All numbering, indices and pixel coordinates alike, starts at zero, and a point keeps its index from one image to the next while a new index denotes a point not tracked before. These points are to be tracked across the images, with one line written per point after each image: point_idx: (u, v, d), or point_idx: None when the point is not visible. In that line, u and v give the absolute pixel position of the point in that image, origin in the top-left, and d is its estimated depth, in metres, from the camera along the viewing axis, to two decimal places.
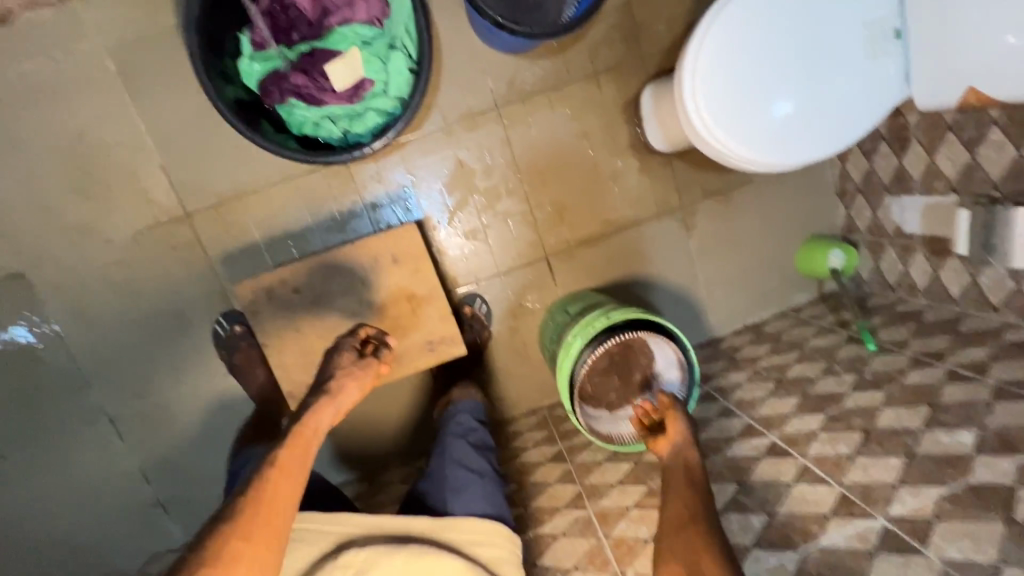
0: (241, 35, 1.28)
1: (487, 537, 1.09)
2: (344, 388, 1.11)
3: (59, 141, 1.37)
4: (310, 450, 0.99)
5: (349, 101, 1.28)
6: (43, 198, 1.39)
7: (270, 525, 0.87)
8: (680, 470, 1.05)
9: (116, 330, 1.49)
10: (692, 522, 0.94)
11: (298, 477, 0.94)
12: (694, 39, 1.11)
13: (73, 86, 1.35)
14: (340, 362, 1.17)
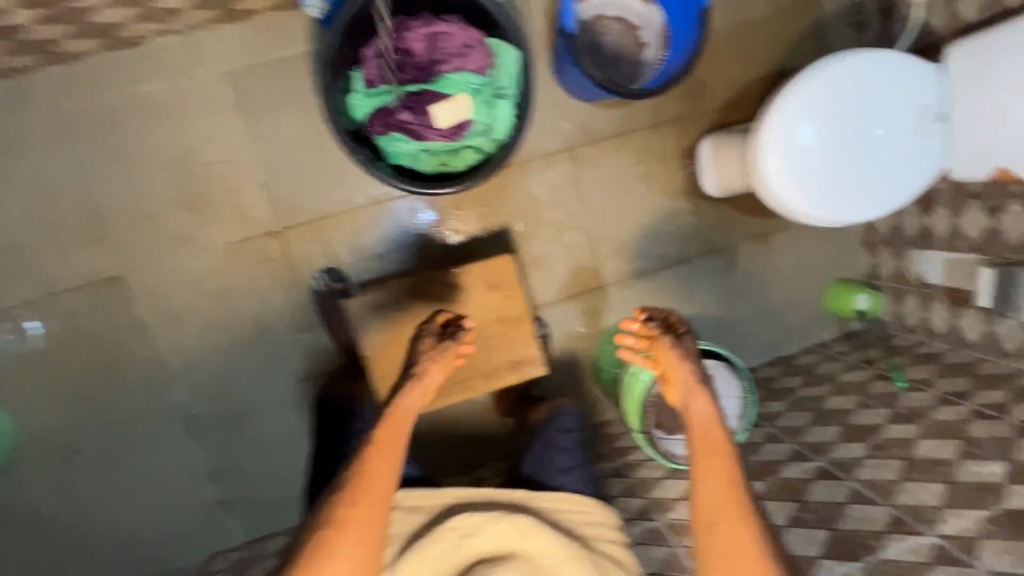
0: (354, 73, 1.40)
1: (576, 510, 1.23)
2: (432, 374, 1.21)
3: (169, 157, 1.47)
4: (404, 429, 1.12)
5: (450, 138, 1.39)
6: (148, 208, 1.48)
7: (374, 493, 1.02)
8: (701, 419, 1.12)
9: (201, 334, 1.57)
10: (725, 471, 1.05)
11: (395, 453, 1.08)
12: (791, 83, 1.24)
13: (188, 107, 1.45)
14: (426, 349, 1.25)
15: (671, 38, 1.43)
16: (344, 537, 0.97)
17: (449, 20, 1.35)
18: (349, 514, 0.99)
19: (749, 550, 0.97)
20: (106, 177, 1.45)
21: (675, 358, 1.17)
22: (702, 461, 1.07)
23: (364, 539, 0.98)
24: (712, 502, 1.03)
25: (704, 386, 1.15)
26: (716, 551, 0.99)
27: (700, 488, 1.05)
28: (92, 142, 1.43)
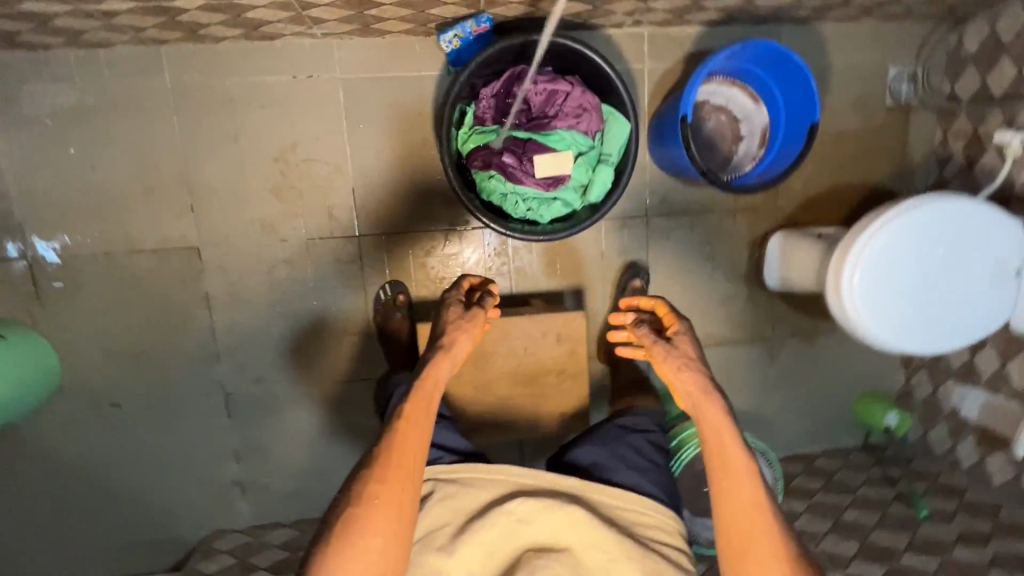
0: (467, 108, 1.47)
1: (638, 510, 1.19)
2: (457, 346, 1.25)
3: (272, 146, 1.52)
4: (428, 399, 1.16)
5: (545, 188, 1.45)
6: (241, 191, 1.54)
7: (403, 465, 1.05)
8: (712, 427, 1.11)
9: (260, 318, 1.61)
10: (739, 485, 1.05)
11: (421, 426, 1.12)
12: (885, 212, 1.29)
13: (301, 104, 1.51)
14: (452, 321, 1.30)
15: (773, 138, 1.47)
16: (376, 510, 1.00)
17: (571, 79, 1.41)
18: (382, 491, 1.02)
19: (778, 562, 0.99)
20: (210, 152, 1.51)
21: (670, 360, 1.17)
22: (721, 475, 1.07)
23: (396, 515, 1.01)
24: (737, 516, 1.03)
25: (708, 393, 1.14)
26: (745, 563, 1.00)
27: (722, 502, 1.05)
28: (206, 120, 1.49)
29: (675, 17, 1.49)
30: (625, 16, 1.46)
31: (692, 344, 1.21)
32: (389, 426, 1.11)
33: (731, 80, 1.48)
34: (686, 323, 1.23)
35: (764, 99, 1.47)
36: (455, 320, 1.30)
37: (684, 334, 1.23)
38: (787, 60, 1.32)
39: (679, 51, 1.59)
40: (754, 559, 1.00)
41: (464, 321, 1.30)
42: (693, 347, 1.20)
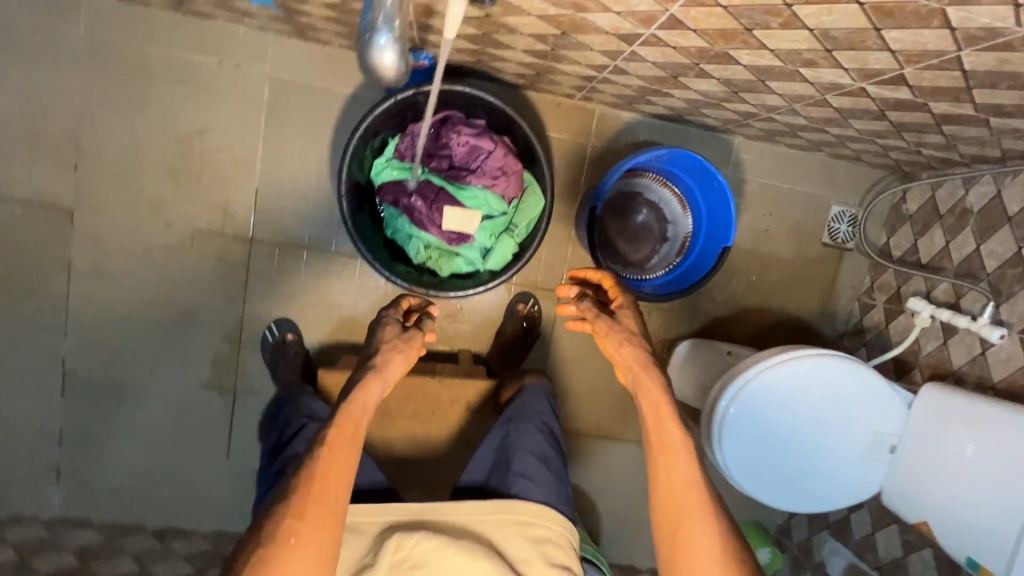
0: (391, 139, 1.38)
1: (535, 557, 1.04)
2: (387, 374, 1.13)
3: (180, 125, 1.42)
4: (358, 423, 1.04)
5: (448, 241, 1.38)
6: (135, 163, 1.43)
7: (324, 493, 0.92)
8: (652, 400, 1.06)
9: (122, 299, 1.48)
10: (683, 474, 0.99)
11: (348, 453, 0.99)
12: (769, 355, 1.21)
13: (221, 90, 1.42)
14: (385, 349, 1.17)
15: (691, 248, 1.41)
16: (287, 552, 0.85)
17: (499, 138, 1.34)
18: (296, 524, 0.88)
19: (708, 536, 0.94)
20: (110, 115, 1.40)
21: (607, 326, 1.14)
22: (659, 450, 1.02)
23: (318, 556, 0.87)
24: (670, 490, 0.99)
25: (647, 367, 1.10)
26: (677, 541, 0.95)
27: (659, 477, 1.00)
28: (114, 82, 1.39)
29: (624, 104, 1.45)
30: (572, 90, 1.42)
31: (636, 319, 1.17)
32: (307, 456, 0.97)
33: (664, 181, 1.44)
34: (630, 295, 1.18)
35: (692, 208, 1.41)
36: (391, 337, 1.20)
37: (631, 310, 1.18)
38: (710, 177, 1.28)
39: (626, 137, 1.55)
40: (686, 534, 0.95)
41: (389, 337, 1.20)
42: (635, 323, 1.17)
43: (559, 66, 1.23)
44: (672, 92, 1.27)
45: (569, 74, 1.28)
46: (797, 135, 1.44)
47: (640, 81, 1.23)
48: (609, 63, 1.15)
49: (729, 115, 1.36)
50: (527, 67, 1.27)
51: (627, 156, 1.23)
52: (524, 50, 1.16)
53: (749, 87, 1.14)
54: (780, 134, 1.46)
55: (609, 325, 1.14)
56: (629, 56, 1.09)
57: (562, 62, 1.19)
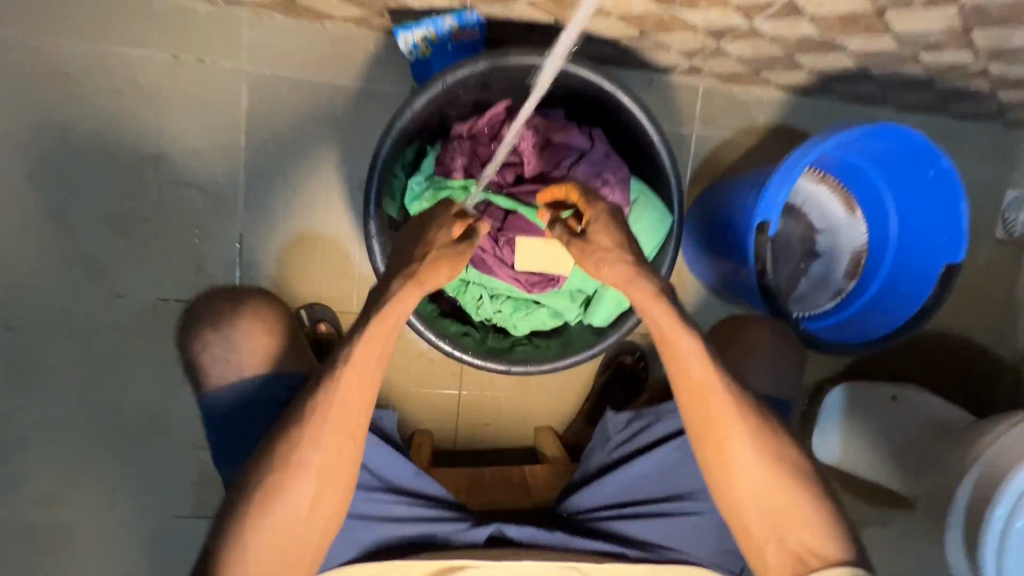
0: (430, 149, 0.97)
1: None
2: (385, 322, 0.70)
3: (123, 153, 0.99)
4: (348, 389, 0.70)
5: (524, 287, 0.95)
6: (63, 213, 1.00)
7: (325, 474, 0.71)
8: (668, 343, 0.77)
9: (62, 405, 1.04)
10: (714, 400, 0.78)
11: (337, 429, 0.70)
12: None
13: (178, 97, 0.99)
14: (398, 289, 0.69)
15: (871, 268, 0.98)
16: (284, 519, 0.70)
17: (589, 131, 0.92)
18: (286, 515, 0.70)
19: (759, 464, 0.79)
20: (20, 147, 0.97)
21: (602, 237, 0.74)
22: (688, 390, 0.79)
23: (320, 519, 0.72)
24: (712, 432, 0.79)
25: (636, 271, 0.75)
26: (708, 457, 0.81)
27: (693, 419, 0.79)
28: (23, 101, 0.96)
29: (749, 72, 1.03)
30: (679, 58, 1.00)
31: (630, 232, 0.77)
32: (280, 435, 0.70)
33: (822, 174, 0.99)
34: (600, 205, 0.74)
35: (864, 210, 1.00)
36: (441, 247, 0.69)
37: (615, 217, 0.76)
38: (919, 167, 0.85)
39: (742, 120, 1.14)
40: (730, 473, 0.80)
41: (416, 271, 0.69)
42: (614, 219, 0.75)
43: (685, 15, 0.81)
44: (848, 43, 0.86)
45: (692, 29, 0.86)
46: (995, 95, 1.02)
47: (809, 27, 0.81)
48: None
49: (915, 73, 0.94)
50: (630, 22, 0.85)
51: (811, 145, 0.80)
52: None
53: (1012, 13, 0.71)
54: (969, 97, 1.05)
55: (582, 256, 0.76)
56: None
57: (697, 3, 0.77)
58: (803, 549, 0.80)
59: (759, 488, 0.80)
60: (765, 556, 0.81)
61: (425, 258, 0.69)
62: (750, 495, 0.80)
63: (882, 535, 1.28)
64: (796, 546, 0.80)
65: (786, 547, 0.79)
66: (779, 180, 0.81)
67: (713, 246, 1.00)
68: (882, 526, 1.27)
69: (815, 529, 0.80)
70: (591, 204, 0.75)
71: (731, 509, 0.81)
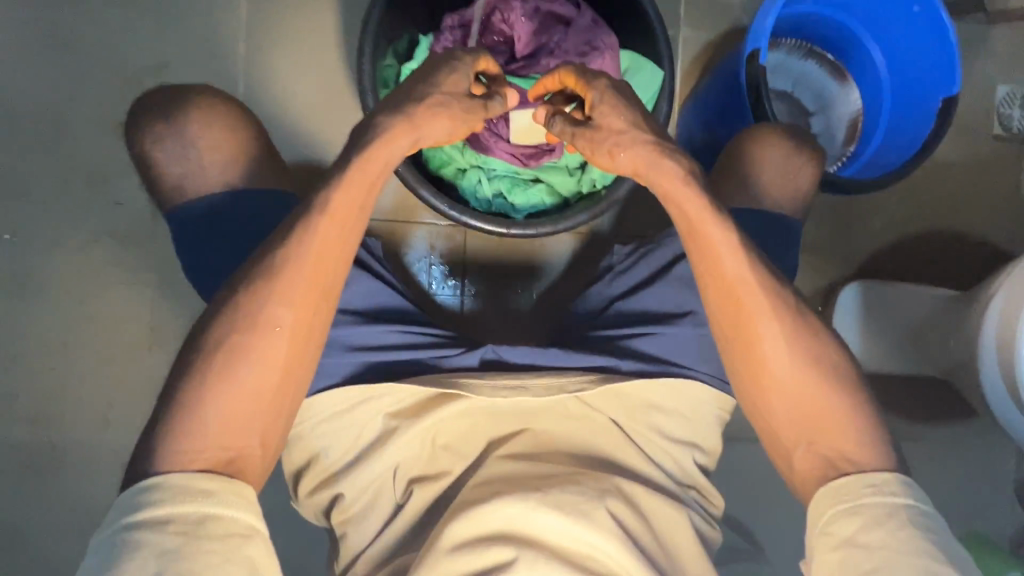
0: (423, 39, 0.99)
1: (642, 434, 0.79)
2: (369, 168, 0.68)
3: (128, 65, 1.03)
4: (324, 241, 0.67)
5: (521, 161, 0.95)
6: (70, 124, 1.03)
7: (291, 338, 0.66)
8: (698, 232, 0.71)
9: (60, 317, 1.03)
10: (753, 293, 0.70)
11: (310, 279, 0.67)
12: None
13: (181, 12, 1.03)
14: (390, 123, 0.68)
15: (868, 130, 1.00)
16: (237, 394, 0.64)
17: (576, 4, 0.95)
18: (246, 380, 0.64)
19: (798, 362, 0.70)
20: (32, 62, 1.02)
21: (618, 116, 0.70)
22: (721, 275, 0.71)
23: (273, 403, 0.66)
24: (741, 322, 0.71)
25: (666, 155, 0.71)
26: (747, 364, 0.72)
27: (719, 304, 0.72)
28: (39, 18, 1.01)
29: None
30: None
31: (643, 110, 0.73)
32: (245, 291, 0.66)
33: (808, 49, 1.02)
34: (600, 84, 0.70)
35: (854, 80, 1.02)
36: (450, 96, 0.70)
37: (625, 96, 0.72)
38: (904, 5, 0.88)
39: (724, 22, 1.17)
40: (764, 365, 0.71)
41: (410, 108, 0.68)
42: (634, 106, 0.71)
43: None
44: None
45: None
46: None
47: None
48: None
49: None
50: None
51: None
52: None
53: None
54: None
55: (593, 148, 0.73)
56: None
57: None
58: (837, 457, 0.69)
59: (792, 383, 0.70)
60: (793, 461, 0.71)
61: (421, 98, 0.69)
62: (785, 397, 0.71)
63: (915, 449, 1.19)
64: (831, 455, 0.69)
65: (817, 451, 0.69)
66: (765, 10, 0.88)
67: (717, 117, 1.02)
68: (911, 438, 1.20)
69: (853, 439, 0.69)
70: (602, 88, 0.71)
71: (762, 408, 0.72)
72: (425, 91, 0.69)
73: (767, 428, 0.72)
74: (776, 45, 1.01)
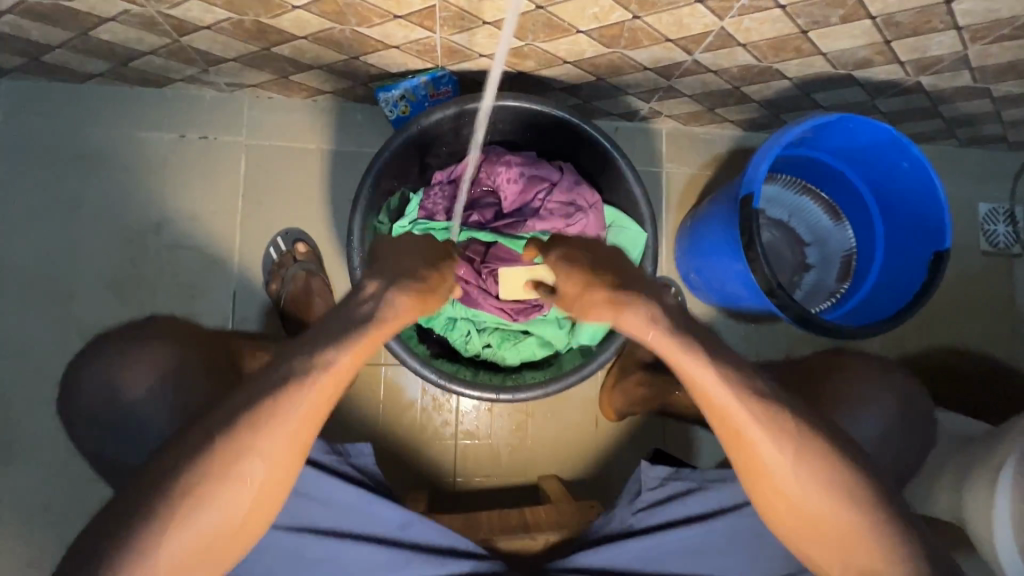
0: (412, 195, 1.01)
1: None
2: (362, 347, 0.60)
3: (129, 223, 1.06)
4: (298, 424, 0.58)
5: (509, 314, 0.97)
6: (65, 282, 1.04)
7: (267, 487, 0.59)
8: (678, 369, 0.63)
9: (44, 477, 1.00)
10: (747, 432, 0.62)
11: (278, 458, 0.58)
12: None
13: (182, 171, 1.08)
14: (401, 303, 0.62)
15: (862, 268, 0.99)
16: (204, 544, 0.57)
17: (562, 163, 0.99)
18: (204, 528, 0.57)
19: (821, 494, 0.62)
20: (32, 224, 1.04)
21: (580, 291, 0.67)
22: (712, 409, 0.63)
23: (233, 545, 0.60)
24: (740, 451, 0.64)
25: (630, 303, 0.63)
26: (756, 487, 0.65)
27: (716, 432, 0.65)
28: (39, 182, 1.04)
29: (705, 109, 1.12)
30: (639, 100, 1.09)
31: (604, 267, 0.68)
32: (188, 471, 0.56)
33: (803, 185, 1.04)
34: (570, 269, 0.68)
35: (848, 216, 1.02)
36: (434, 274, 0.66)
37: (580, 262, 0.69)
38: (893, 159, 0.87)
39: (705, 155, 1.21)
40: (774, 491, 0.64)
41: (421, 290, 0.64)
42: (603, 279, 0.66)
43: (631, 55, 0.90)
44: (785, 69, 0.94)
45: (643, 68, 0.95)
46: (936, 112, 1.10)
47: (746, 55, 0.90)
48: (712, 27, 0.82)
49: (855, 94, 1.01)
50: (584, 67, 0.95)
51: (789, 127, 0.82)
52: (592, 32, 0.84)
53: (919, 25, 0.80)
54: (914, 115, 1.11)
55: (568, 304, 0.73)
56: (748, 3, 0.76)
57: (640, 43, 0.87)
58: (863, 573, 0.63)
59: (806, 507, 0.63)
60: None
61: (428, 281, 0.65)
62: (805, 522, 0.64)
63: None
64: (862, 570, 0.63)
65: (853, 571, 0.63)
66: (758, 158, 0.85)
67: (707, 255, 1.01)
68: None
69: (879, 552, 0.62)
70: (575, 267, 0.68)
71: (777, 529, 0.66)
72: (433, 273, 0.66)
73: (793, 543, 0.66)
74: (772, 178, 1.03)
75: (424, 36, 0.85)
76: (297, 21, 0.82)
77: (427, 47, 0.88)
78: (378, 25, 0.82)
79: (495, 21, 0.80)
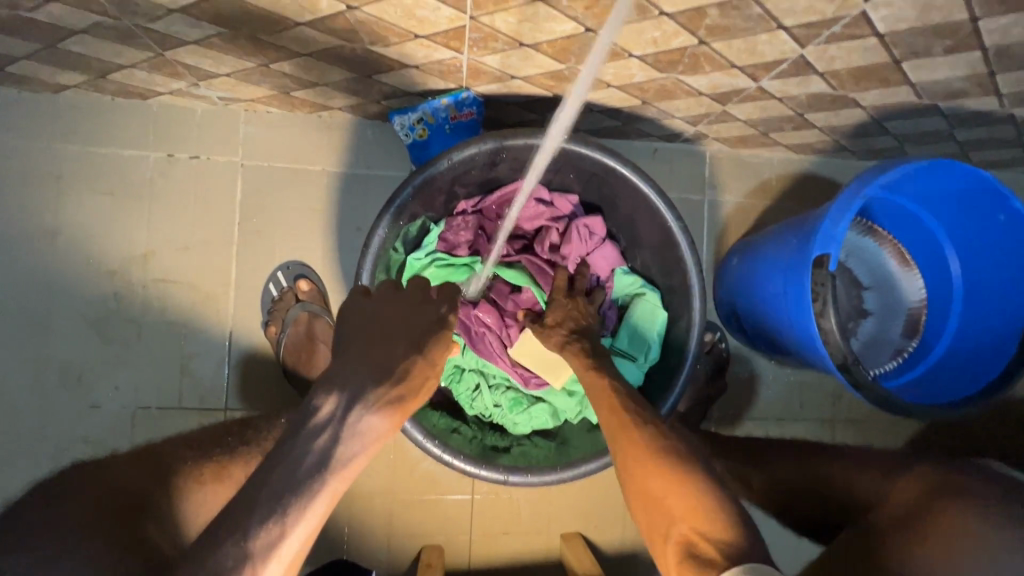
0: (433, 226, 0.88)
1: None
2: (317, 510, 0.46)
3: (112, 252, 0.95)
4: None
5: (520, 380, 0.90)
6: (42, 320, 0.93)
7: None
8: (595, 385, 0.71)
9: None
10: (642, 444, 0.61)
11: None
12: None
13: (170, 195, 0.96)
14: (372, 428, 0.52)
15: (933, 326, 0.89)
16: None
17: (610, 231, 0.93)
18: None
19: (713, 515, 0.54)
20: (0, 254, 0.92)
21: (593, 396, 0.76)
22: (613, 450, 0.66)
23: None
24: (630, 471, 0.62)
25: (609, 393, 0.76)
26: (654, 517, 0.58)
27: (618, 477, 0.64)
28: (13, 208, 0.93)
29: (757, 134, 0.99)
30: (685, 123, 0.96)
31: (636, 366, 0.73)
32: None
33: (869, 225, 0.92)
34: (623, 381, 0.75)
35: (919, 263, 0.90)
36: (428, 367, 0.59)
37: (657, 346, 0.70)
38: (987, 211, 0.76)
39: (753, 182, 1.09)
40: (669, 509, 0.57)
41: (400, 399, 0.55)
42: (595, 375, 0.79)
43: (687, 80, 0.78)
44: (862, 98, 0.81)
45: (698, 94, 0.83)
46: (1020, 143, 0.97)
47: (822, 83, 0.77)
48: (791, 54, 0.69)
49: (935, 124, 0.89)
50: (630, 91, 0.82)
51: (875, 174, 0.71)
52: (647, 56, 0.71)
53: None
54: (993, 146, 0.98)
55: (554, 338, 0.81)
56: (842, 30, 0.63)
57: (701, 68, 0.74)
58: (692, 536, 0.54)
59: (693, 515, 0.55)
60: None
61: (409, 380, 0.56)
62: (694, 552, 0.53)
63: None
64: None
65: None
66: (838, 209, 0.72)
67: (757, 304, 0.90)
68: None
69: None
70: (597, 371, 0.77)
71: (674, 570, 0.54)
72: (412, 369, 0.57)
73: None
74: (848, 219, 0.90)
75: (449, 57, 0.72)
76: (300, 38, 0.70)
77: (452, 68, 0.75)
78: (396, 44, 0.70)
79: (536, 44, 0.67)
